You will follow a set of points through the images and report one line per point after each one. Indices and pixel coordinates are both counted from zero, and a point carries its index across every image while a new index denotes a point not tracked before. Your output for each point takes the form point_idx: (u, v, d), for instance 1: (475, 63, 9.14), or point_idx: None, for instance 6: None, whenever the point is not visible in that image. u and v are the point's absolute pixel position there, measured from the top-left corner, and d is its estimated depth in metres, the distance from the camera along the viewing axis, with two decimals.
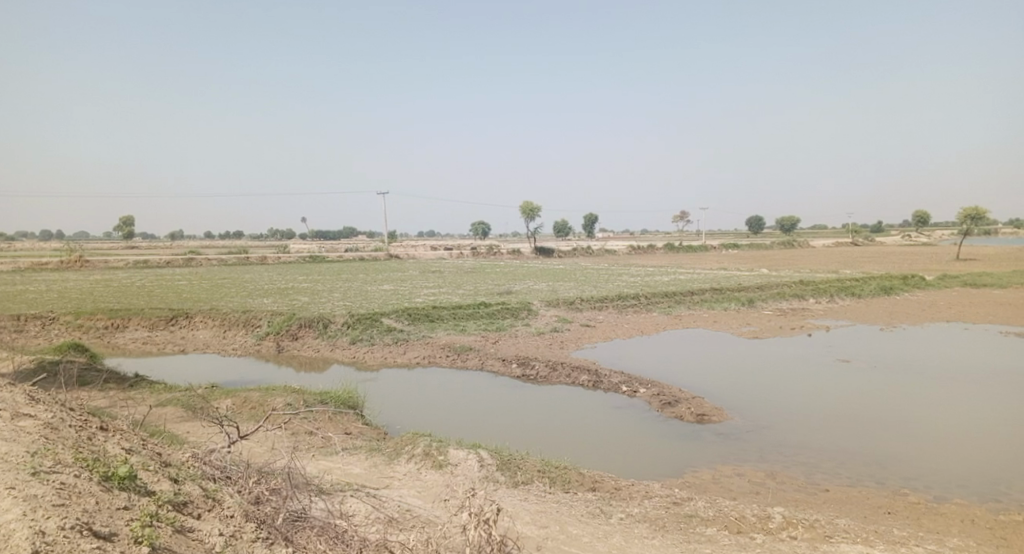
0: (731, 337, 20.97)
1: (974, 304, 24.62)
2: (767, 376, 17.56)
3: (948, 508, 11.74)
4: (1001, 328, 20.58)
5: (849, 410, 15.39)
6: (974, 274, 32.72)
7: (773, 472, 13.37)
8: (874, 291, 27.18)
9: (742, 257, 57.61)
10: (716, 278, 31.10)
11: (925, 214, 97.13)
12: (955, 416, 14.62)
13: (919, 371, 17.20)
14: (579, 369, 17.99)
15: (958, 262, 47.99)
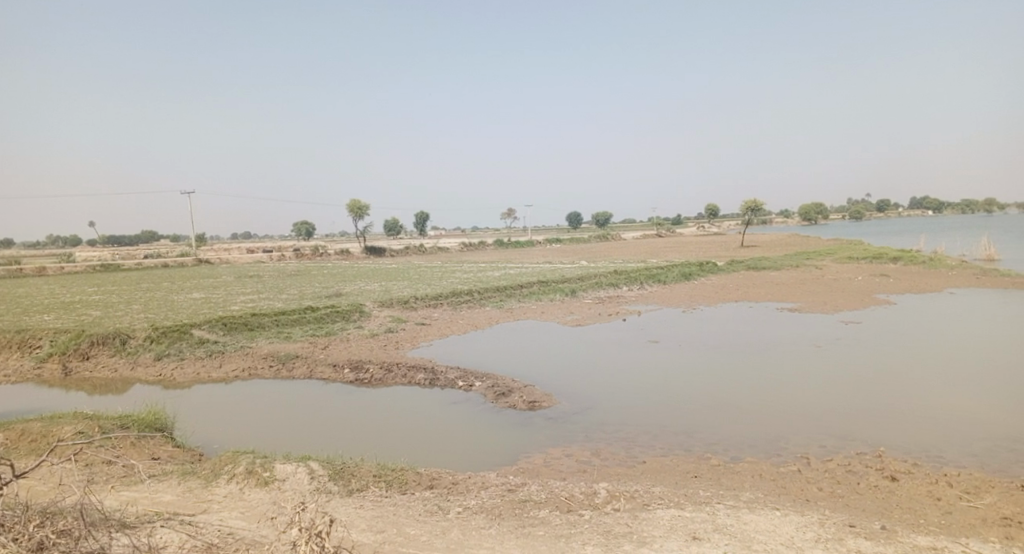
0: (557, 326, 22.05)
1: (756, 284, 28.23)
2: (591, 360, 18.68)
3: (742, 466, 13.27)
4: (777, 304, 23.80)
5: (661, 386, 16.85)
6: (755, 258, 37.57)
7: (598, 450, 14.24)
8: (676, 277, 30.11)
9: (565, 250, 60.98)
10: (542, 270, 32.61)
11: (715, 208, 109.70)
12: (747, 384, 16.57)
13: (718, 347, 19.26)
14: (414, 368, 17.88)
15: (742, 248, 54.94)
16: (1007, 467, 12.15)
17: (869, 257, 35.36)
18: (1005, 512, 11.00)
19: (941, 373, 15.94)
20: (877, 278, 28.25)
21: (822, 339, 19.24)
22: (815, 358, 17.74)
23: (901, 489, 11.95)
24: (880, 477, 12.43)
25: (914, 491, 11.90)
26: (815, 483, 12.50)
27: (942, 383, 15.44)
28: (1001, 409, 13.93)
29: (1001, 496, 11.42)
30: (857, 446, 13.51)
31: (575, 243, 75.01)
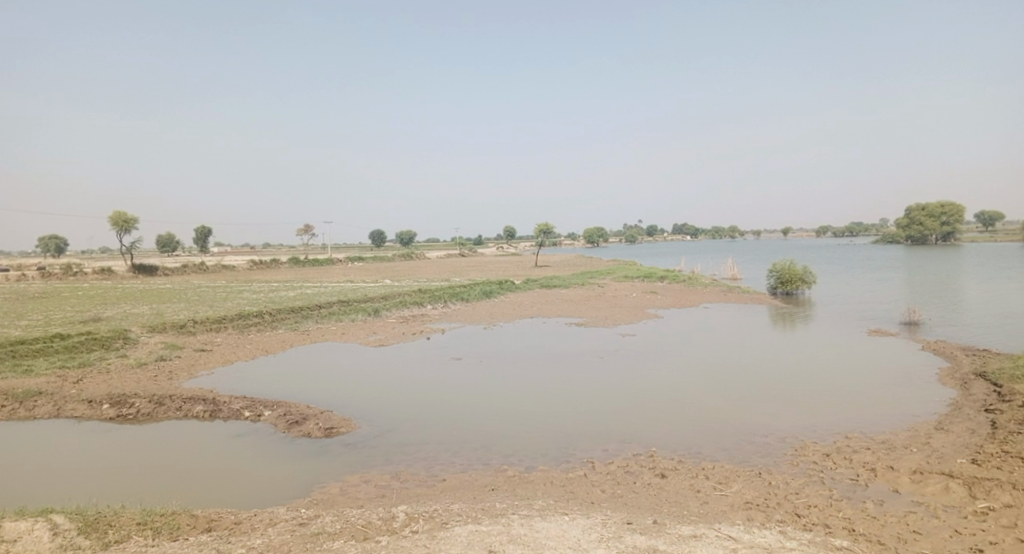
0: (356, 347, 21.46)
1: (550, 301, 30.04)
2: (390, 380, 18.43)
3: (535, 475, 13.82)
4: (567, 320, 25.50)
5: (462, 402, 17.08)
6: (550, 277, 39.99)
7: (397, 472, 13.96)
8: (478, 295, 31.00)
9: (366, 270, 59.85)
10: (344, 290, 31.68)
11: (512, 230, 114.66)
12: (538, 396, 17.44)
13: (513, 361, 20.10)
14: (191, 400, 16.25)
15: (536, 268, 58.11)
16: (750, 457, 14.05)
17: (642, 276, 39.49)
18: (748, 497, 12.67)
19: (698, 377, 18.19)
20: (649, 295, 31.61)
21: (605, 351, 20.93)
22: (599, 369, 19.23)
23: (670, 485, 13.24)
24: (652, 475, 13.68)
25: (680, 485, 13.24)
26: (599, 485, 13.39)
27: (699, 385, 17.59)
28: (747, 406, 16.17)
29: (745, 482, 13.15)
30: (634, 448, 14.75)
31: (378, 263, 73.86)
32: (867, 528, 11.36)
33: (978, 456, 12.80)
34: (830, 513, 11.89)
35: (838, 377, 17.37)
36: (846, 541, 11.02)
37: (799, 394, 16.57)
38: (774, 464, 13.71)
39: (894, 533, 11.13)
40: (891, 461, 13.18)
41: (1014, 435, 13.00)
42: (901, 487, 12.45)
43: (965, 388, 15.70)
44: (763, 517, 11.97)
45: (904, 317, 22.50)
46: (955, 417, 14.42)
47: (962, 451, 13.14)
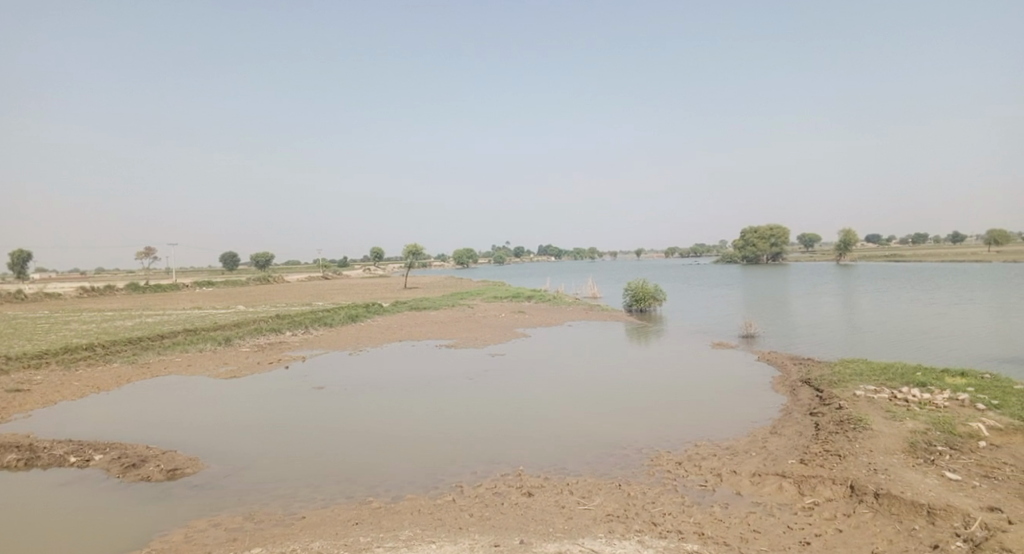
0: (204, 380, 19.93)
1: (418, 324, 29.74)
2: (243, 415, 17.25)
3: (401, 505, 13.37)
4: (436, 342, 25.34)
5: (323, 434, 16.32)
6: (419, 299, 39.59)
7: (251, 512, 12.95)
8: (343, 319, 30.00)
9: (216, 295, 56.10)
10: (192, 318, 29.39)
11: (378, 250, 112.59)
12: (401, 422, 17.07)
13: (377, 388, 19.57)
14: (3, 449, 14.32)
15: (402, 290, 57.58)
16: (610, 470, 14.56)
17: (508, 296, 40.22)
18: (609, 509, 13.09)
19: (562, 394, 18.70)
20: (517, 315, 32.18)
21: (473, 373, 20.96)
22: (466, 390, 19.21)
23: (535, 503, 13.36)
24: (519, 494, 13.77)
25: (545, 503, 13.42)
26: (466, 510, 13.22)
27: (562, 402, 18.07)
28: (606, 420, 16.80)
29: (606, 496, 13.58)
30: (502, 469, 14.79)
31: (233, 287, 69.61)
32: (714, 532, 12.10)
33: (804, 455, 14.12)
34: (682, 519, 12.56)
35: (688, 389, 18.56)
36: (696, 546, 11.66)
37: (653, 406, 17.49)
38: (633, 475, 14.30)
39: (737, 533, 11.95)
40: (734, 466, 14.20)
41: (833, 435, 14.49)
42: (743, 489, 13.45)
43: (793, 394, 17.35)
44: (623, 528, 12.40)
45: (743, 330, 24.63)
46: (786, 421, 15.86)
47: (792, 452, 14.44)
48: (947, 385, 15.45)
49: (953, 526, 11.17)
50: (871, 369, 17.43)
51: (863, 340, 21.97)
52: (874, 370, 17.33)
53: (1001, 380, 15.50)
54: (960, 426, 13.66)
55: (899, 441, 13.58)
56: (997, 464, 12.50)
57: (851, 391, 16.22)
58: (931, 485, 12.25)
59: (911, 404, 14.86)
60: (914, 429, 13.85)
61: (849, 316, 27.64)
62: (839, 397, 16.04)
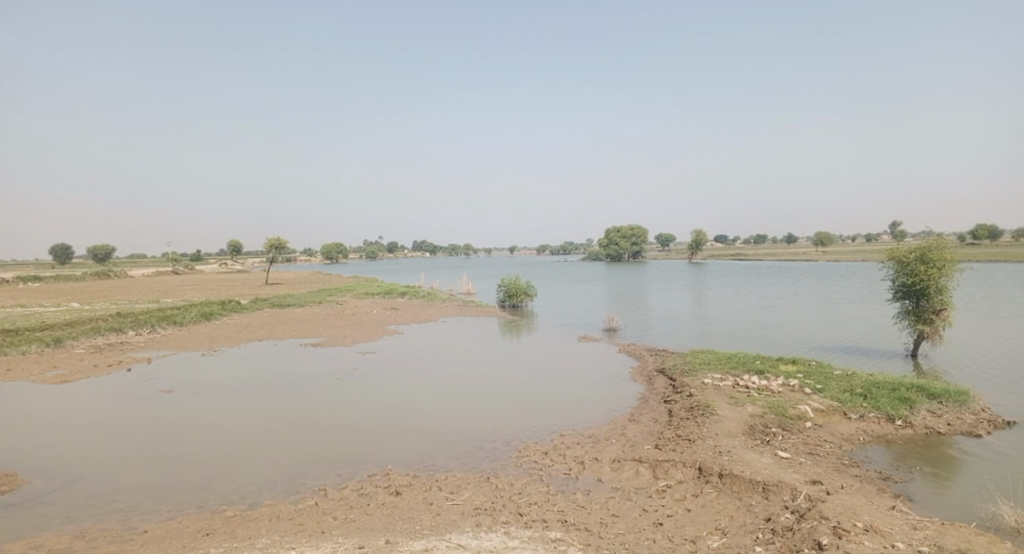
0: (25, 387, 17.79)
1: (281, 322, 28.42)
2: (74, 424, 15.59)
3: (258, 512, 12.65)
4: (301, 340, 24.32)
5: (170, 440, 15.14)
6: (283, 296, 37.78)
7: (82, 530, 11.74)
8: (196, 317, 28.00)
9: (43, 291, 50.14)
10: (12, 317, 26.08)
11: (235, 242, 105.29)
12: (259, 425, 16.21)
13: (233, 389, 18.46)
14: None
15: (263, 286, 54.78)
16: (478, 464, 14.66)
17: (381, 293, 39.48)
18: (477, 503, 13.16)
19: (432, 390, 18.60)
20: (388, 311, 31.67)
21: (341, 372, 20.31)
22: (333, 389, 18.62)
23: (403, 501, 13.18)
24: (386, 493, 13.48)
25: (413, 500, 13.24)
26: (330, 512, 12.75)
27: (432, 398, 17.98)
28: (474, 415, 16.93)
29: (474, 489, 13.65)
30: (369, 469, 14.44)
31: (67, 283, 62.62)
32: (576, 518, 12.53)
33: (659, 441, 14.98)
34: (546, 508, 12.89)
35: (555, 381, 19.14)
36: (559, 533, 11.98)
37: (520, 399, 17.86)
38: (501, 468, 14.48)
39: (597, 519, 12.44)
40: (596, 453, 14.80)
41: (684, 420, 15.52)
42: (603, 476, 14.04)
43: (651, 383, 18.40)
44: (490, 520, 12.51)
45: (607, 324, 25.83)
46: (643, 408, 16.77)
47: (648, 438, 15.29)
48: (781, 372, 17.06)
49: (783, 499, 12.30)
50: (717, 358, 18.89)
51: (713, 332, 23.75)
52: (720, 359, 18.80)
53: (824, 366, 17.37)
54: (790, 409, 15.10)
55: (740, 424, 14.78)
56: (819, 442, 13.94)
57: (701, 379, 17.46)
58: (766, 463, 13.43)
59: (750, 389, 16.24)
60: (752, 412, 15.14)
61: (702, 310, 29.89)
62: (690, 385, 17.21)
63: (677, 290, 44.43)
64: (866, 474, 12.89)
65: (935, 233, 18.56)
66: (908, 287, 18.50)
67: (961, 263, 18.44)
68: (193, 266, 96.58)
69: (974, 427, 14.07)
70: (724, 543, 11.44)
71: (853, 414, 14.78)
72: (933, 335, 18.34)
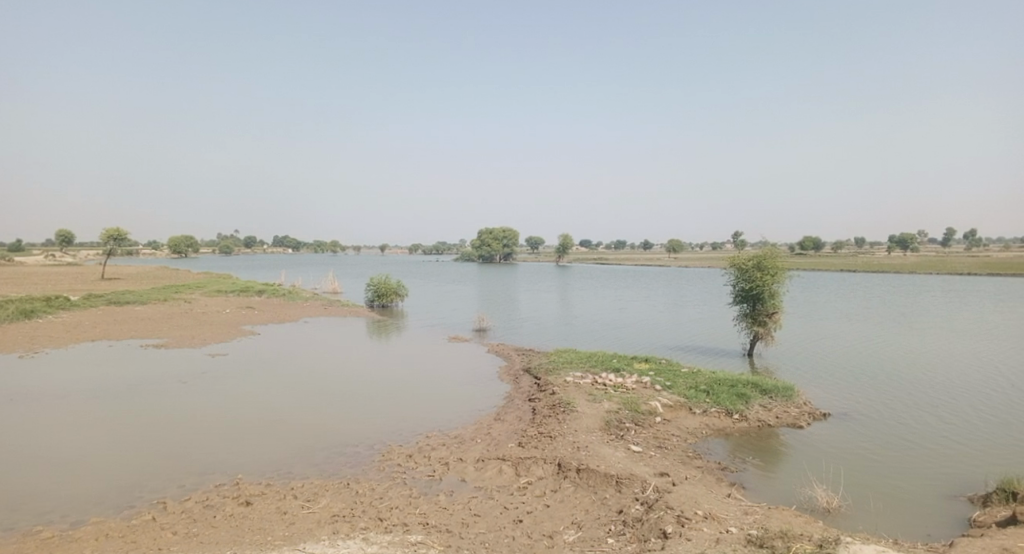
0: None
1: (118, 321, 25.94)
2: None
3: (82, 532, 11.35)
4: (141, 342, 22.31)
5: None
6: (121, 292, 34.44)
7: None
8: (12, 316, 24.83)
9: None
10: None
11: (67, 233, 94.41)
12: (86, 435, 14.65)
13: (55, 397, 16.55)
14: None
15: (96, 282, 49.72)
16: (338, 470, 14.13)
17: (238, 291, 37.29)
18: (335, 509, 12.59)
19: (290, 394, 17.81)
20: (245, 311, 29.91)
21: (188, 376, 18.91)
22: (178, 394, 17.28)
23: (253, 511, 12.34)
24: (235, 505, 12.57)
25: (265, 510, 12.43)
26: (168, 527, 11.66)
27: (290, 402, 17.22)
28: (334, 419, 16.39)
29: (333, 496, 13.08)
30: (215, 479, 13.46)
31: None
32: (438, 520, 12.34)
33: (522, 438, 15.26)
34: (408, 512, 12.58)
35: (420, 382, 19.02)
36: (419, 536, 11.68)
37: (384, 401, 17.54)
38: (362, 473, 14.03)
39: (458, 519, 12.31)
40: (460, 453, 14.77)
41: (546, 418, 15.93)
42: (467, 476, 14.02)
43: (516, 383, 18.76)
44: (347, 527, 11.95)
45: (476, 325, 26.08)
46: (508, 407, 17.06)
47: (511, 436, 15.52)
48: (636, 370, 18.04)
49: (634, 492, 12.88)
50: (579, 357, 19.66)
51: (577, 332, 24.70)
52: (581, 358, 19.58)
53: (674, 364, 18.60)
54: (643, 405, 15.99)
55: (598, 420, 15.41)
56: (668, 435, 14.86)
57: (563, 377, 18.06)
58: (620, 458, 14.06)
59: (608, 386, 17.01)
60: (609, 409, 15.86)
61: (568, 311, 31.05)
62: (553, 383, 17.72)
63: (544, 291, 45.98)
64: (707, 465, 13.87)
65: (770, 243, 20.40)
66: (747, 292, 20.19)
67: (791, 272, 20.50)
68: (15, 258, 85.47)
69: (797, 419, 15.64)
70: (579, 537, 11.71)
71: (697, 409, 15.92)
72: (766, 336, 20.08)
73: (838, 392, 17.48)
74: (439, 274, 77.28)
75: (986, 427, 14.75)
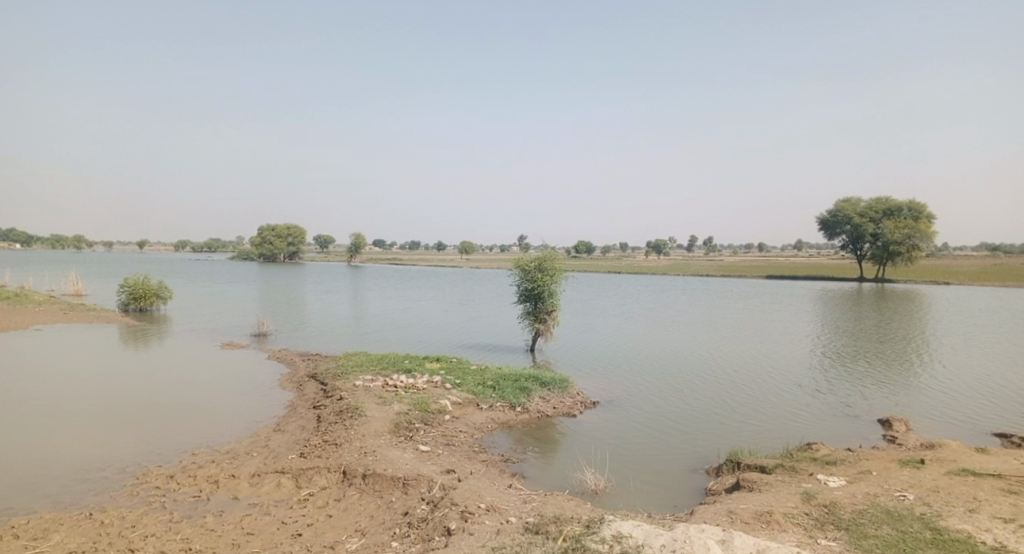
0: None
1: None
2: None
3: None
4: None
5: None
6: None
7: None
8: None
9: None
10: None
11: None
12: None
13: None
14: None
15: None
16: (78, 500, 12.11)
17: None
18: (70, 545, 10.61)
19: (16, 416, 15.03)
20: None
21: None
22: None
23: None
24: None
25: None
26: None
27: (16, 426, 14.54)
28: (76, 441, 14.18)
29: (70, 530, 11.09)
30: None
31: None
32: (202, 544, 10.93)
33: (304, 449, 14.37)
34: (167, 539, 11.00)
35: (188, 395, 17.26)
36: None
37: (142, 417, 15.59)
38: (109, 500, 12.16)
39: (227, 541, 11.02)
40: (233, 470, 13.47)
41: (331, 426, 15.26)
42: (240, 493, 12.76)
43: (300, 390, 17.87)
44: None
45: (256, 330, 24.34)
46: (291, 417, 16.14)
47: (293, 447, 14.57)
48: (426, 370, 18.18)
49: (420, 492, 12.69)
50: (369, 360, 19.26)
51: (368, 334, 24.25)
52: (371, 360, 19.23)
53: (463, 362, 19.09)
54: (432, 404, 16.12)
55: (386, 423, 15.12)
56: (455, 433, 15.10)
57: (351, 382, 17.55)
58: (407, 459, 13.85)
59: (398, 389, 16.87)
60: (398, 410, 15.69)
61: (359, 313, 30.34)
62: (340, 388, 17.13)
63: (333, 293, 44.61)
64: (491, 458, 14.30)
65: (550, 247, 21.79)
66: (529, 292, 21.28)
67: (568, 272, 22.08)
68: None
69: (572, 408, 16.89)
70: (362, 544, 11.17)
71: (484, 404, 16.47)
72: (546, 332, 21.53)
73: (611, 383, 19.21)
74: (208, 273, 71.41)
75: (721, 406, 17.20)
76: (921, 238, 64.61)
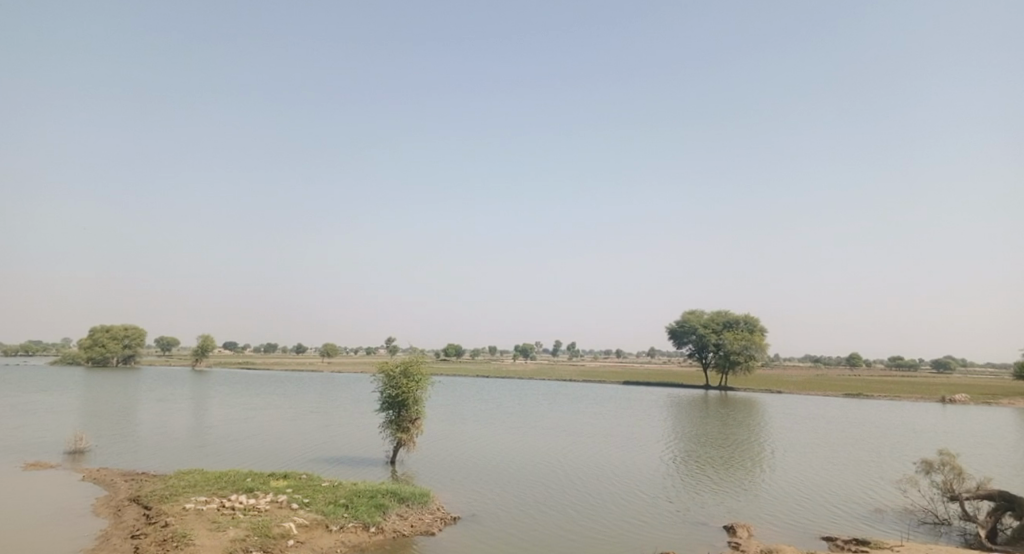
0: None
1: None
2: None
3: None
4: None
5: None
6: None
7: None
8: None
9: None
10: None
11: None
12: None
13: None
14: None
15: None
16: None
17: None
18: None
19: None
20: None
21: None
22: None
23: None
24: None
25: None
26: None
27: None
28: None
29: None
30: None
31: None
32: None
33: None
34: None
35: None
36: None
37: None
38: None
39: None
40: None
41: None
42: None
43: (117, 517, 15.67)
44: None
45: (70, 447, 21.40)
46: (101, 550, 13.95)
47: None
48: (270, 489, 16.72)
49: None
50: (205, 479, 17.43)
51: (207, 448, 22.10)
52: (208, 479, 17.42)
53: (313, 479, 17.81)
54: (274, 527, 14.65)
55: None
56: None
57: (181, 505, 15.64)
58: None
59: (235, 511, 15.28)
60: (234, 537, 13.99)
61: (199, 424, 27.72)
62: (166, 513, 15.17)
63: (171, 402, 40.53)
64: None
65: (417, 349, 21.49)
66: (392, 398, 20.65)
67: (434, 375, 21.80)
68: None
69: (430, 525, 16.14)
70: None
71: (334, 525, 15.28)
72: (409, 441, 20.79)
73: (470, 494, 18.73)
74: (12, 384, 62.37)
75: (578, 515, 17.24)
76: (756, 349, 71.16)
